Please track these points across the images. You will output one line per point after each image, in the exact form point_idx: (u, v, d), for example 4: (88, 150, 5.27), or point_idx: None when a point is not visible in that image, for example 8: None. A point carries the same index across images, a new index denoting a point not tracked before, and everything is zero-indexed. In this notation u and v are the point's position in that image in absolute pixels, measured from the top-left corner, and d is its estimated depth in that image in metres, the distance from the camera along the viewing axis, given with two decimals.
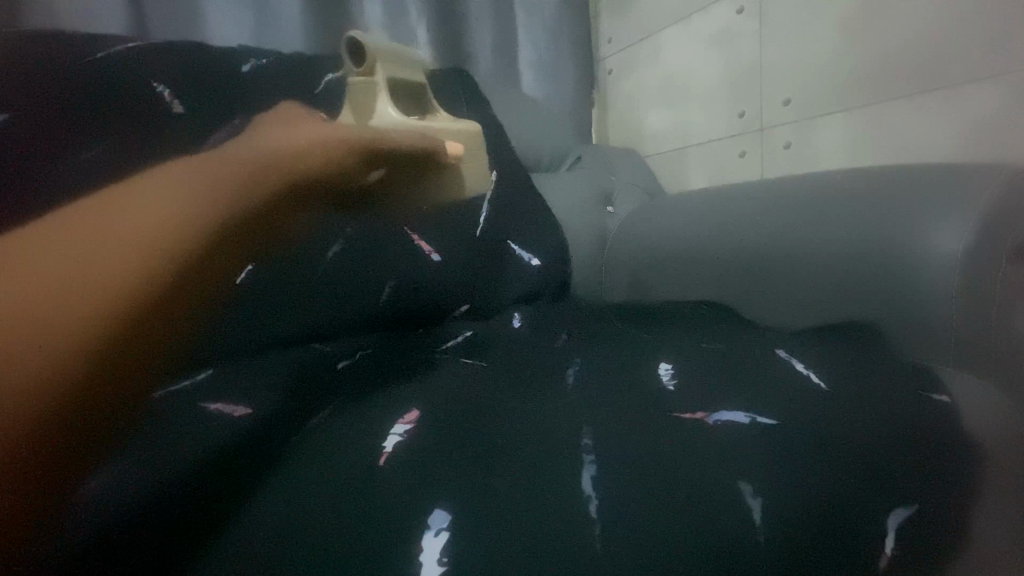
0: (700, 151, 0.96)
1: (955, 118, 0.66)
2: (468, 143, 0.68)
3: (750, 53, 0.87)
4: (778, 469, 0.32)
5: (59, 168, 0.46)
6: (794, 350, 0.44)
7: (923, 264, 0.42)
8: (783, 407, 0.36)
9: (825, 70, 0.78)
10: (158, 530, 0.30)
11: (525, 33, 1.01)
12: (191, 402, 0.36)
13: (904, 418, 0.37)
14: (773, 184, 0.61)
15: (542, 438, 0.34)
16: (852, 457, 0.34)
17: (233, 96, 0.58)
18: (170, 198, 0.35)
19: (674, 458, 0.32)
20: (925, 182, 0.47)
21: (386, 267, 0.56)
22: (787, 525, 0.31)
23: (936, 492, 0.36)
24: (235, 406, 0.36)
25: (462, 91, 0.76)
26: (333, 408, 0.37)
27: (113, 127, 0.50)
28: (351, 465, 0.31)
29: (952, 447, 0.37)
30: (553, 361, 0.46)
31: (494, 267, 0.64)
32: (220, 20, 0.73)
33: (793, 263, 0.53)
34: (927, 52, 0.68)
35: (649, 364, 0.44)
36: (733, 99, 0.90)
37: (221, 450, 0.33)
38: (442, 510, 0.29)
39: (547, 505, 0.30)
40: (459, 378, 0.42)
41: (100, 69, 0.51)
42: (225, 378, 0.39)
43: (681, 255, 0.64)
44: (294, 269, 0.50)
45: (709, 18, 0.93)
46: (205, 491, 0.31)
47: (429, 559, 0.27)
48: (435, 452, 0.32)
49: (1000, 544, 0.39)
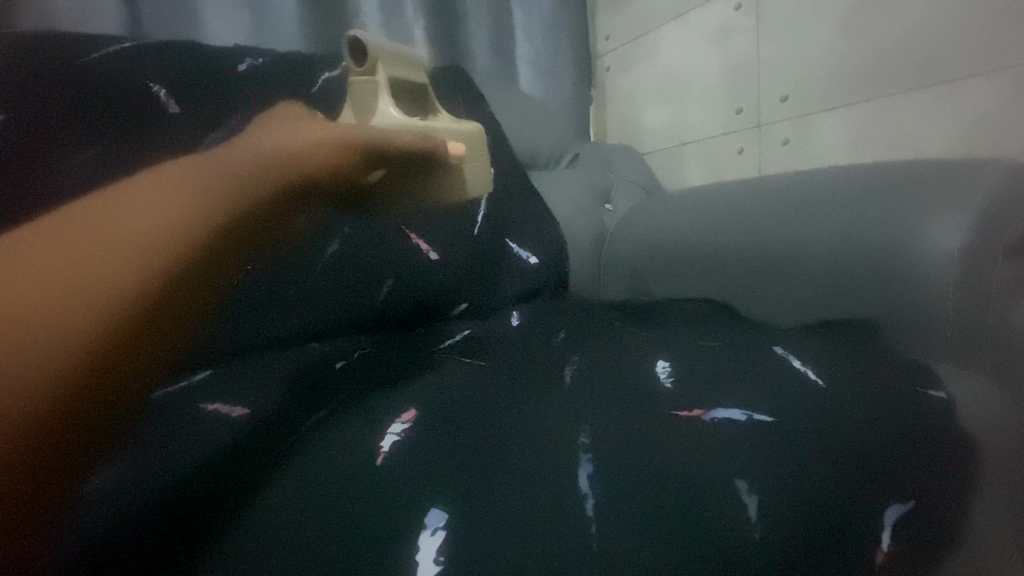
0: (700, 147, 0.95)
1: (954, 110, 0.66)
2: (476, 143, 0.65)
3: (748, 49, 0.86)
4: (776, 468, 0.32)
5: (57, 170, 0.46)
6: (791, 349, 0.44)
7: (919, 259, 0.42)
8: (782, 406, 0.36)
9: (825, 65, 0.77)
10: (162, 529, 0.30)
11: (523, 31, 1.02)
12: (192, 404, 0.38)
13: (899, 414, 0.37)
14: (772, 181, 0.61)
15: (543, 437, 0.34)
16: (849, 454, 0.34)
17: (229, 97, 0.58)
18: (165, 200, 0.34)
19: (671, 454, 0.32)
20: (926, 179, 0.46)
21: (385, 268, 0.56)
22: (783, 522, 0.31)
23: (935, 489, 0.36)
24: (233, 408, 0.38)
25: (459, 89, 0.76)
26: (333, 407, 0.37)
27: (109, 131, 0.50)
28: (350, 466, 0.31)
29: (949, 442, 0.37)
30: (552, 359, 0.46)
31: (494, 267, 0.65)
32: (216, 20, 0.74)
33: (791, 259, 0.53)
34: (926, 47, 0.67)
35: (646, 363, 0.44)
36: (733, 96, 0.89)
37: (225, 447, 0.34)
38: (437, 510, 0.29)
39: (547, 505, 0.29)
40: (458, 379, 0.41)
41: (95, 71, 0.51)
42: (224, 381, 0.41)
43: (682, 253, 0.64)
44: (298, 272, 0.51)
45: (706, 14, 0.92)
46: (213, 485, 0.31)
47: (425, 559, 0.27)
48: (433, 454, 0.32)
49: (999, 537, 0.39)
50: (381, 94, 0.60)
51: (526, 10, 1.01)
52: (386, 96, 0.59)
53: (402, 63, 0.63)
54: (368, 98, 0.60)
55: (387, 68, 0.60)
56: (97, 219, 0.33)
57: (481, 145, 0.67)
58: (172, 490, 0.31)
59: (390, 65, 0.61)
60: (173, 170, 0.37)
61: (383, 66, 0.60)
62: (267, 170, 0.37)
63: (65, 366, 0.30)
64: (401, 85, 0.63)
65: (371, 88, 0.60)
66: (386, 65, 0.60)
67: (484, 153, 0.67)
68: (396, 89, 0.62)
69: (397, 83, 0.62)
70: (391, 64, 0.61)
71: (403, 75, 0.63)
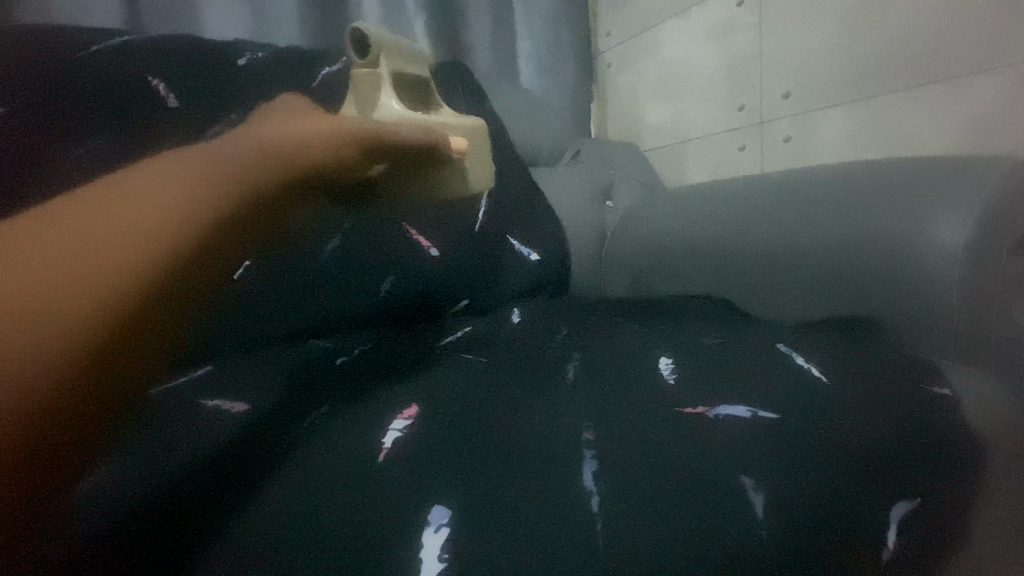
0: (702, 144, 0.95)
1: (956, 108, 0.66)
2: (478, 138, 0.66)
3: (750, 46, 0.86)
4: (782, 467, 0.32)
5: (55, 163, 0.46)
6: (794, 346, 0.44)
7: (922, 255, 0.42)
8: (786, 403, 0.36)
9: (826, 62, 0.77)
10: (157, 521, 0.30)
11: (525, 27, 1.01)
12: (191, 398, 0.37)
13: (904, 411, 0.37)
14: (773, 178, 0.61)
15: (544, 433, 0.34)
16: (853, 451, 0.34)
17: (228, 90, 0.57)
18: (159, 188, 0.34)
19: (674, 452, 0.32)
20: (929, 175, 0.46)
21: (386, 263, 0.56)
22: (787, 517, 0.30)
23: (941, 489, 0.35)
24: (232, 403, 0.37)
25: (460, 84, 0.76)
26: (333, 403, 0.37)
27: (109, 125, 0.50)
28: (352, 463, 0.31)
29: (955, 441, 0.37)
30: (554, 357, 0.46)
31: (495, 263, 0.64)
32: (216, 13, 0.74)
33: (792, 255, 0.53)
34: (928, 44, 0.67)
35: (648, 360, 0.43)
36: (734, 92, 0.89)
37: (222, 444, 0.33)
38: (441, 506, 0.29)
39: (551, 504, 0.29)
40: (459, 377, 0.41)
41: (94, 64, 0.50)
42: (222, 376, 0.41)
43: (683, 249, 0.64)
44: (295, 267, 0.51)
45: (708, 10, 0.91)
46: (214, 480, 0.31)
47: (430, 556, 0.27)
48: (437, 451, 0.32)
49: (1003, 537, 0.38)
50: (383, 88, 0.59)
51: (527, 6, 1.01)
52: (388, 90, 0.59)
53: (404, 56, 0.63)
54: (370, 91, 0.60)
55: (389, 62, 0.60)
56: (86, 211, 0.33)
57: (484, 140, 0.67)
58: (173, 484, 0.31)
59: (393, 58, 0.61)
60: (167, 164, 0.36)
61: (386, 60, 0.60)
62: (264, 160, 0.36)
63: (58, 348, 0.30)
64: (403, 79, 0.63)
65: (374, 82, 0.60)
66: (388, 59, 0.60)
67: (486, 148, 0.68)
68: (399, 83, 0.62)
69: (399, 76, 0.62)
70: (393, 57, 0.61)
71: (405, 68, 0.62)
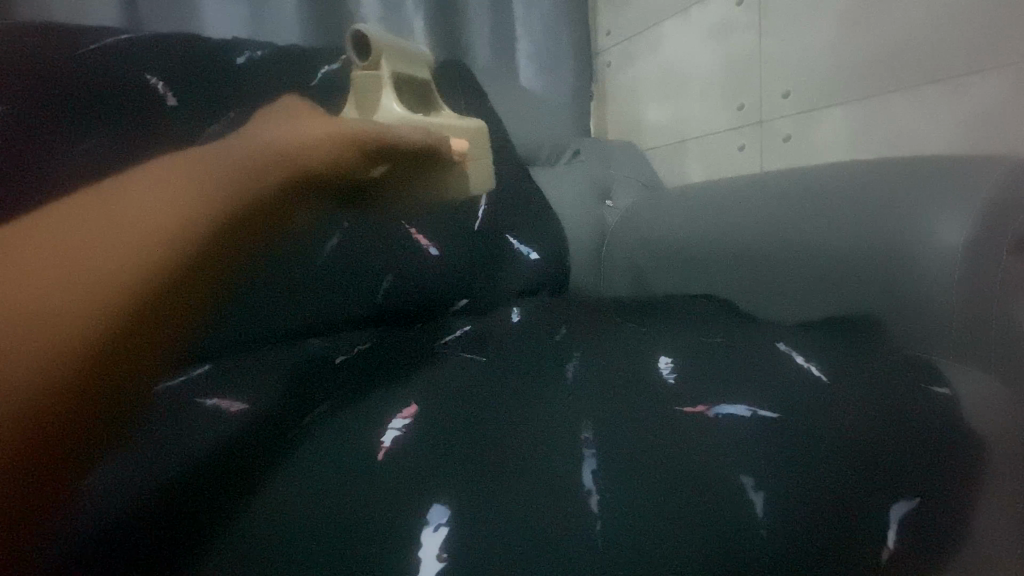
0: (701, 143, 0.95)
1: (956, 107, 0.66)
2: (477, 139, 0.66)
3: (750, 45, 0.86)
4: (782, 467, 0.32)
5: (54, 162, 0.46)
6: (795, 345, 0.44)
7: (921, 255, 0.42)
8: (785, 403, 0.36)
9: (826, 61, 0.77)
10: (157, 522, 0.29)
11: (524, 26, 1.01)
12: (188, 400, 0.38)
13: (903, 409, 0.37)
14: (773, 177, 0.61)
15: (543, 433, 0.34)
16: (853, 450, 0.34)
17: (228, 90, 0.58)
18: (162, 189, 0.34)
19: (674, 452, 0.32)
20: (929, 175, 0.46)
21: (379, 264, 0.55)
22: (788, 517, 0.30)
23: (941, 488, 0.35)
24: (232, 402, 0.37)
25: (460, 84, 0.76)
26: (332, 403, 0.37)
27: (108, 123, 0.50)
28: (351, 463, 0.31)
29: (956, 439, 0.37)
30: (553, 356, 0.46)
31: (495, 262, 0.64)
32: (215, 13, 0.74)
33: (792, 254, 0.53)
34: (927, 43, 0.67)
35: (648, 359, 0.43)
36: (734, 91, 0.89)
37: (218, 444, 0.33)
38: (440, 506, 0.29)
39: (551, 504, 0.29)
40: (459, 376, 0.41)
41: (94, 63, 0.50)
42: (220, 377, 0.41)
43: (683, 249, 0.64)
44: (291, 268, 0.51)
45: (708, 10, 0.91)
46: (213, 479, 0.31)
47: (429, 555, 0.27)
48: (436, 450, 0.32)
49: (1003, 536, 0.38)
50: (383, 89, 0.59)
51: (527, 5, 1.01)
52: (388, 91, 0.59)
53: (405, 57, 0.63)
54: (370, 92, 0.60)
55: (390, 63, 0.60)
56: (88, 212, 0.33)
57: (484, 141, 0.67)
58: (173, 484, 0.31)
59: (393, 58, 0.61)
60: (167, 166, 0.36)
61: (387, 61, 0.60)
62: (266, 161, 0.36)
63: (64, 343, 0.29)
64: (403, 79, 0.62)
65: (374, 83, 0.60)
66: (389, 60, 0.60)
67: (485, 149, 0.68)
68: (399, 84, 0.62)
69: (399, 77, 0.62)
70: (393, 58, 0.61)
71: (405, 69, 0.62)
